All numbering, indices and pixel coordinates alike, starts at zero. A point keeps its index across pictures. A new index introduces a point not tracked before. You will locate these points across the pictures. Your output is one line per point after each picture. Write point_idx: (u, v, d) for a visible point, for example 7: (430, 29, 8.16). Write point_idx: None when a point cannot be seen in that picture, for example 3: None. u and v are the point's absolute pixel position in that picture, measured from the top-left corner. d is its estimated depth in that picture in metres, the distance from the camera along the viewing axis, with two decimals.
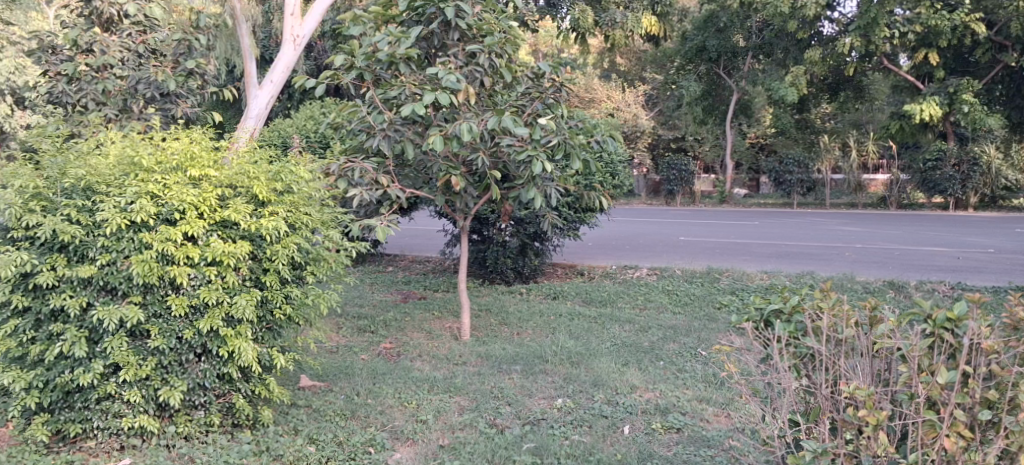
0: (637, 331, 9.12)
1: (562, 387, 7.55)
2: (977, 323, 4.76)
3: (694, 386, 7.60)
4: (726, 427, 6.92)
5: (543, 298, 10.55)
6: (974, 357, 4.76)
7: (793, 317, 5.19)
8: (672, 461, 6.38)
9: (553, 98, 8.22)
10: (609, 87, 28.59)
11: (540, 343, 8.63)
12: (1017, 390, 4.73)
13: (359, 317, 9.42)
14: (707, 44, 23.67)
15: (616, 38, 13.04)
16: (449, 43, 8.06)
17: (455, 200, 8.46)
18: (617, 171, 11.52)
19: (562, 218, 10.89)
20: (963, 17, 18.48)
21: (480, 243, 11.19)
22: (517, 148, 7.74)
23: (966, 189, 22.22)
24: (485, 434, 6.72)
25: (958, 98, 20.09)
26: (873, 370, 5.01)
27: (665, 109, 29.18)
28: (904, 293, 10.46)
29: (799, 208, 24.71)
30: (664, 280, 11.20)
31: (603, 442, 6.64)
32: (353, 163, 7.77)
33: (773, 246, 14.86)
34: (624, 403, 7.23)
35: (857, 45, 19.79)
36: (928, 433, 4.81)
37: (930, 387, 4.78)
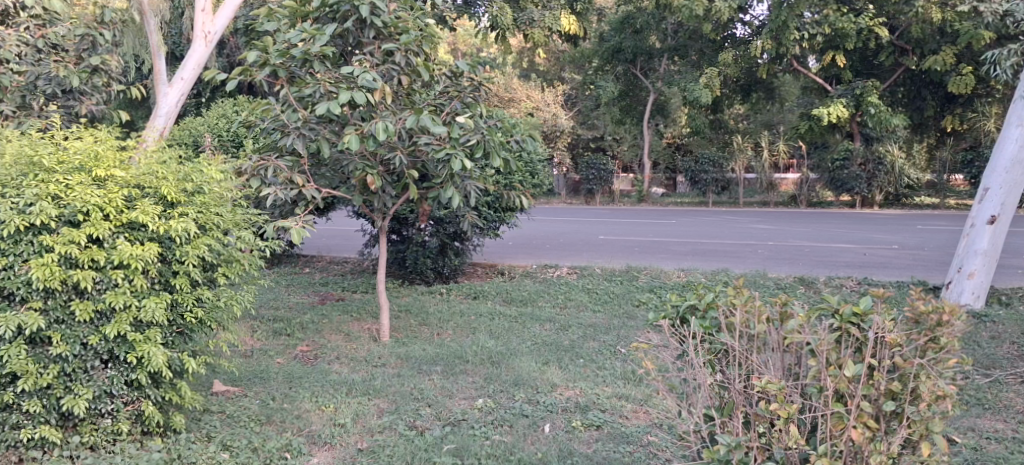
0: (558, 329, 9.16)
1: (482, 387, 7.53)
2: (881, 318, 4.91)
3: (613, 383, 7.66)
4: (645, 423, 6.99)
5: (463, 298, 10.53)
6: (879, 350, 4.90)
7: (708, 313, 5.27)
8: (593, 458, 6.42)
9: (472, 98, 8.22)
10: (528, 87, 28.66)
11: (461, 343, 8.61)
12: (919, 381, 4.88)
13: (274, 319, 9.28)
14: (623, 45, 23.92)
15: (535, 36, 13.03)
16: (365, 41, 7.99)
17: (374, 200, 8.37)
18: (536, 171, 11.54)
19: (482, 217, 10.85)
20: (867, 21, 19.29)
21: (399, 243, 11.11)
22: (435, 147, 7.74)
23: (872, 188, 22.89)
24: (405, 436, 6.68)
25: (864, 100, 20.73)
26: (784, 364, 5.11)
27: (584, 108, 29.37)
28: (814, 289, 10.71)
29: (714, 206, 25.15)
30: (584, 280, 11.26)
31: (524, 442, 6.66)
32: (266, 162, 7.65)
33: (690, 244, 15.08)
34: (545, 401, 7.25)
35: (768, 47, 20.25)
36: (837, 425, 4.93)
37: (838, 380, 4.89)
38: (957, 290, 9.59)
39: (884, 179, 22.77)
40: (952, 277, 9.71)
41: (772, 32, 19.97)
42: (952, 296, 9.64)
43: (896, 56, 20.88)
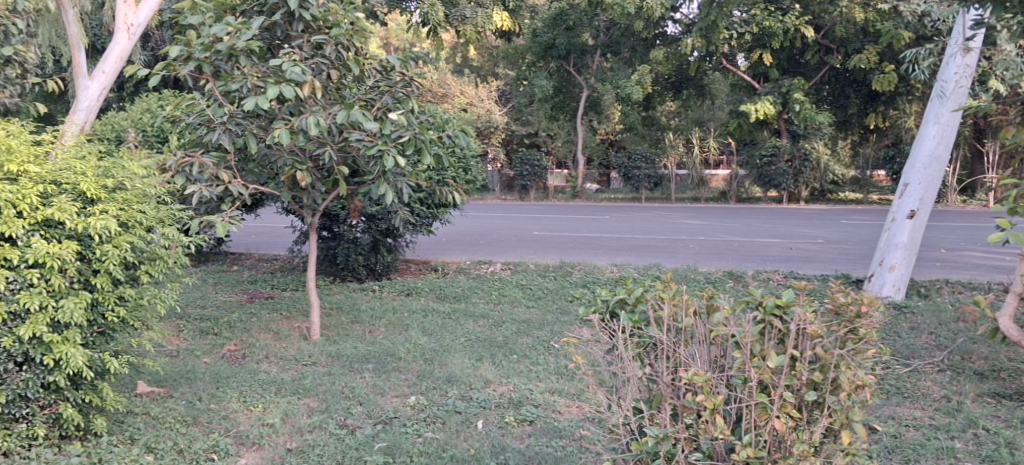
0: (490, 325, 9.16)
1: (415, 384, 7.51)
2: (803, 310, 5.03)
3: (546, 378, 7.69)
4: (577, 418, 7.03)
5: (396, 295, 10.47)
6: (801, 342, 5.01)
7: (637, 306, 5.33)
8: (525, 453, 6.44)
9: (403, 93, 8.14)
10: (461, 82, 28.57)
11: (393, 340, 8.56)
12: (839, 371, 5.00)
13: (201, 318, 9.14)
14: (556, 41, 23.78)
15: (467, 33, 13.06)
16: (293, 34, 7.93)
17: (303, 195, 8.26)
18: (469, 166, 11.51)
19: (414, 214, 10.79)
20: (794, 21, 19.62)
21: (330, 240, 11.03)
22: (367, 143, 7.70)
23: (798, 183, 23.34)
24: (335, 435, 6.63)
25: (789, 97, 21.19)
26: (710, 356, 5.18)
27: (517, 105, 29.38)
28: (742, 283, 10.88)
29: (646, 202, 25.37)
30: (517, 276, 11.27)
31: (456, 438, 6.66)
32: (190, 158, 7.52)
33: (623, 240, 15.20)
34: (478, 397, 7.26)
35: (698, 45, 20.50)
36: (760, 415, 5.02)
37: (761, 371, 4.98)
38: (878, 283, 9.82)
39: (810, 175, 23.19)
40: (875, 270, 9.92)
41: (701, 30, 20.09)
42: (874, 289, 9.87)
43: (821, 54, 21.34)
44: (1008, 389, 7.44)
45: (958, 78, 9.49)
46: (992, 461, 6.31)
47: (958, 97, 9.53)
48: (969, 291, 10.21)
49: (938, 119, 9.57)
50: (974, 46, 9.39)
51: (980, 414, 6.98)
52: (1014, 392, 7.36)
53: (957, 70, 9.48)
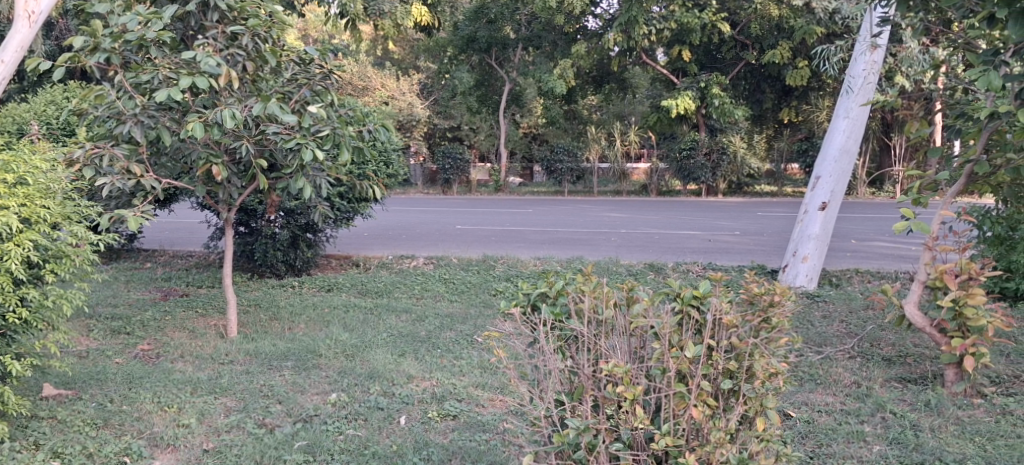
0: (413, 320, 9.09)
1: (336, 381, 7.40)
2: (719, 300, 5.13)
3: (469, 372, 7.65)
4: (501, 411, 7.01)
5: (316, 290, 10.33)
6: (717, 332, 5.10)
7: (558, 299, 5.39)
8: (448, 448, 6.39)
9: (322, 85, 7.96)
10: (383, 75, 28.34)
11: (313, 337, 8.42)
12: (753, 360, 5.09)
13: (112, 318, 8.88)
14: (477, 35, 23.81)
15: (386, 27, 12.92)
16: (207, 24, 7.74)
17: (219, 190, 8.08)
18: (391, 160, 11.39)
19: (334, 209, 10.65)
20: (710, 17, 20.05)
21: (247, 235, 10.79)
22: (284, 136, 7.53)
23: (716, 176, 23.73)
24: (254, 434, 6.51)
25: (708, 92, 21.51)
26: (631, 348, 5.22)
27: (439, 98, 29.24)
28: (662, 274, 10.98)
29: (569, 196, 25.48)
30: (440, 270, 11.22)
31: (379, 435, 6.59)
32: (100, 150, 7.27)
33: (546, 233, 15.24)
34: (401, 393, 7.19)
35: (619, 40, 20.37)
36: (678, 404, 5.07)
37: (680, 361, 5.04)
38: (792, 273, 10.01)
39: (727, 168, 23.63)
40: (788, 261, 10.11)
41: (621, 24, 20.11)
42: (787, 279, 10.05)
43: (736, 51, 21.97)
44: (915, 374, 7.63)
45: (866, 73, 9.65)
46: (898, 443, 6.47)
47: (866, 92, 9.73)
48: (878, 279, 10.47)
49: (847, 114, 9.77)
50: (880, 43, 9.58)
51: (887, 398, 7.15)
52: (919, 376, 7.56)
53: (864, 66, 9.66)
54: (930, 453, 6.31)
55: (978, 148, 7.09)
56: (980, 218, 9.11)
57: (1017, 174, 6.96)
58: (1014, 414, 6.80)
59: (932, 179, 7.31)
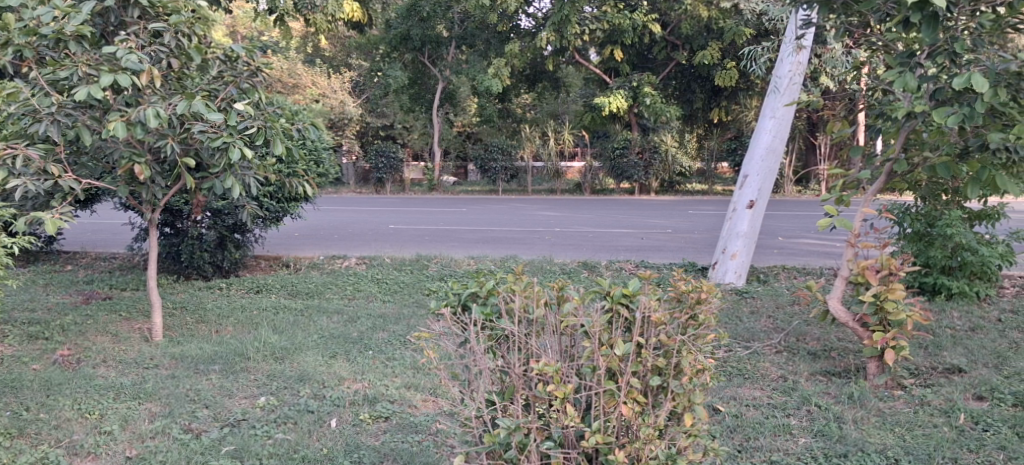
0: (345, 321, 9.00)
1: (265, 385, 7.30)
2: (647, 298, 5.19)
3: (402, 373, 7.59)
4: (434, 412, 6.97)
5: (245, 292, 10.17)
6: (646, 329, 5.17)
7: (489, 299, 5.38)
8: (380, 450, 6.35)
9: (249, 83, 7.87)
10: (314, 73, 27.99)
11: (242, 339, 8.29)
12: (681, 357, 5.18)
13: (30, 323, 8.64)
14: (410, 33, 23.55)
15: (318, 22, 12.77)
16: (128, 20, 7.60)
17: (141, 190, 7.87)
18: (322, 159, 11.25)
19: (263, 209, 10.49)
20: (642, 18, 20.19)
21: (173, 236, 10.56)
22: (211, 134, 7.40)
23: (649, 175, 23.97)
24: (179, 440, 6.39)
25: (640, 91, 21.71)
26: (561, 347, 5.23)
27: (372, 96, 28.99)
28: (596, 273, 11.03)
29: (503, 194, 25.47)
30: (372, 270, 11.11)
31: (308, 438, 6.51)
32: (14, 150, 7.05)
33: (479, 232, 15.19)
34: (331, 395, 7.10)
35: (552, 39, 20.39)
36: (608, 402, 5.11)
37: (609, 359, 5.09)
38: (721, 270, 10.14)
39: (658, 167, 23.89)
40: (718, 258, 10.23)
41: (554, 24, 20.19)
42: (717, 276, 10.18)
43: (667, 51, 22.19)
44: (839, 367, 7.77)
45: (791, 74, 9.84)
46: (823, 436, 6.58)
47: (792, 92, 9.88)
48: (804, 276, 10.64)
49: (773, 114, 9.91)
50: (805, 44, 9.72)
51: (812, 391, 7.26)
52: (843, 370, 7.69)
53: (790, 67, 9.81)
54: (853, 444, 6.43)
55: (897, 148, 7.25)
56: (900, 215, 9.27)
57: (934, 172, 7.11)
58: (932, 405, 6.96)
59: (854, 178, 7.47)
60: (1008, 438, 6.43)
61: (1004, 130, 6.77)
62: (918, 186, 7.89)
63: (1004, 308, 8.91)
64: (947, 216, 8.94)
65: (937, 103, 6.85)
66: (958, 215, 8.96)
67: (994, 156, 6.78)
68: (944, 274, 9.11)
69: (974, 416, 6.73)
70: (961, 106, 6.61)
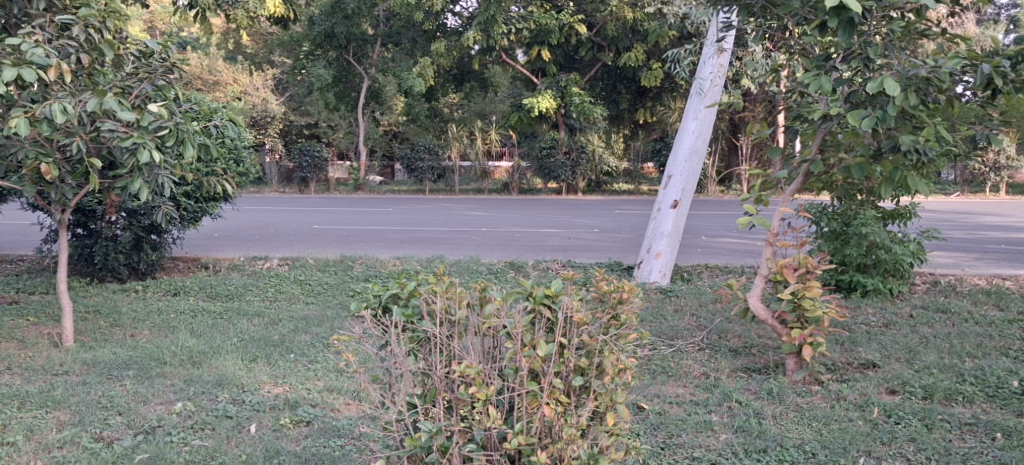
0: (266, 324, 8.83)
1: (182, 390, 7.11)
2: (570, 299, 5.18)
3: (324, 377, 7.46)
4: (356, 415, 6.87)
5: (162, 295, 9.93)
6: (568, 330, 5.16)
7: (411, 301, 5.29)
8: (301, 455, 6.25)
9: (164, 80, 7.65)
10: (236, 70, 27.45)
11: (158, 344, 8.08)
12: (603, 356, 5.17)
13: None
14: (334, 30, 23.26)
15: (238, 18, 12.51)
16: (33, 13, 7.40)
17: (50, 190, 7.67)
18: (241, 158, 11.01)
19: (180, 210, 10.26)
20: (568, 18, 20.30)
21: (85, 237, 10.26)
22: (121, 134, 7.15)
23: (575, 175, 24.10)
24: (89, 449, 6.22)
25: (567, 92, 21.83)
26: (484, 348, 5.19)
27: (296, 94, 28.54)
28: (523, 273, 11.02)
29: (429, 194, 25.33)
30: (295, 270, 10.96)
31: (227, 444, 6.38)
32: None
33: (405, 232, 15.08)
34: (251, 400, 6.96)
35: (478, 39, 20.36)
36: (531, 403, 5.08)
37: (532, 360, 5.06)
38: (646, 269, 10.20)
39: (585, 167, 24.03)
40: (643, 257, 10.29)
41: (481, 23, 20.14)
42: (642, 275, 10.24)
43: (593, 52, 22.31)
44: (759, 364, 7.87)
45: (713, 76, 9.94)
46: (743, 431, 6.65)
47: (714, 94, 10.00)
48: (725, 274, 10.77)
49: (696, 115, 10.03)
50: (726, 46, 9.85)
51: (733, 388, 7.34)
52: (763, 366, 7.79)
53: (712, 69, 9.93)
54: (773, 439, 6.51)
55: (814, 148, 7.38)
56: (818, 215, 9.42)
57: (849, 173, 7.24)
58: (848, 399, 7.08)
59: (772, 179, 7.59)
60: (918, 430, 6.57)
61: (914, 132, 6.92)
62: (835, 187, 8.03)
63: (916, 305, 9.13)
64: (863, 215, 9.13)
65: (852, 105, 6.98)
66: (873, 215, 9.15)
67: (906, 157, 6.91)
68: (859, 272, 9.28)
69: (887, 409, 6.86)
70: (875, 109, 6.75)
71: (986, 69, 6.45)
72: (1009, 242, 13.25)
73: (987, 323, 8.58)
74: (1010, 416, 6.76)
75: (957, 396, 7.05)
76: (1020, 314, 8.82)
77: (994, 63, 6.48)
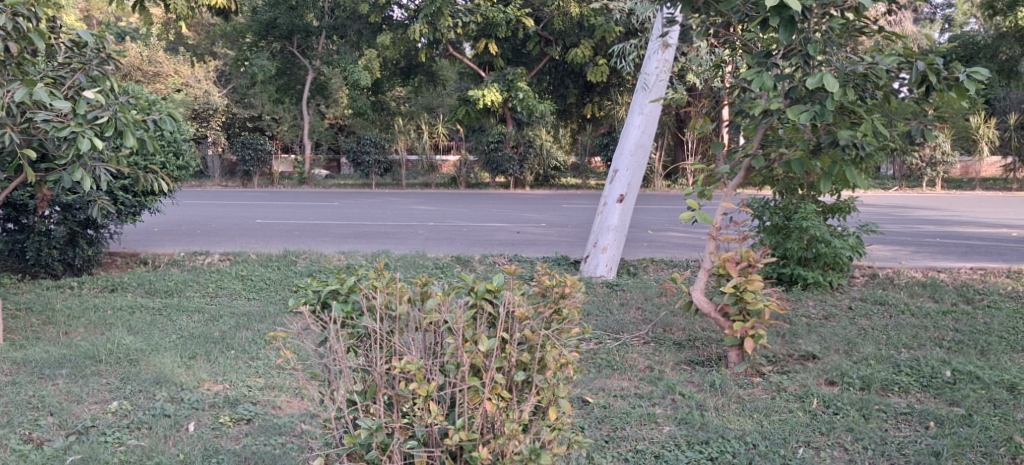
0: (206, 320, 8.69)
1: (118, 388, 6.97)
2: (511, 293, 5.13)
3: (266, 373, 7.35)
4: (298, 413, 6.78)
5: (99, 291, 9.73)
6: (510, 325, 5.11)
7: (350, 296, 5.20)
8: (240, 454, 6.14)
9: (100, 71, 7.49)
10: (177, 61, 27.01)
11: (93, 341, 7.90)
12: (545, 351, 5.14)
13: None
14: (278, 21, 23.24)
15: (179, 8, 12.32)
16: None
17: None
18: (181, 151, 10.79)
19: (117, 204, 10.05)
20: (515, 12, 20.32)
21: (17, 233, 10.00)
22: (57, 123, 7.00)
23: (523, 169, 24.12)
24: (17, 451, 6.07)
25: (514, 86, 21.83)
26: (425, 344, 5.12)
27: (239, 87, 28.19)
28: (469, 267, 10.98)
29: (375, 188, 25.14)
30: (236, 266, 10.80)
31: (164, 444, 6.25)
32: None
33: (351, 227, 14.96)
34: (190, 398, 6.83)
35: (425, 31, 20.30)
36: (472, 399, 5.06)
37: (473, 355, 5.02)
38: (592, 264, 10.21)
39: (533, 161, 24.06)
40: (589, 251, 10.30)
41: (428, 16, 20.07)
42: (588, 270, 10.25)
43: (541, 46, 22.10)
44: (702, 356, 7.92)
45: (658, 71, 9.98)
46: (686, 423, 6.68)
47: (659, 89, 10.03)
48: (670, 268, 10.83)
49: (641, 110, 10.05)
50: (671, 41, 9.89)
51: (677, 380, 7.37)
52: (706, 359, 7.84)
53: (657, 64, 9.96)
54: (714, 431, 6.54)
55: (755, 144, 7.43)
56: (760, 208, 9.50)
57: (790, 167, 7.29)
58: (788, 390, 7.15)
59: (714, 173, 7.62)
60: (855, 420, 6.65)
61: (852, 128, 7.01)
62: (776, 181, 8.10)
63: (855, 297, 9.24)
64: (804, 210, 9.21)
65: (792, 101, 7.03)
66: (814, 209, 9.24)
67: (844, 151, 6.99)
68: (800, 265, 9.38)
69: (825, 400, 6.94)
70: (814, 104, 6.83)
71: (921, 66, 6.55)
72: (944, 236, 13.50)
73: (923, 314, 8.72)
74: (944, 406, 6.87)
75: (893, 386, 7.16)
76: (954, 306, 9.00)
77: (928, 60, 6.58)
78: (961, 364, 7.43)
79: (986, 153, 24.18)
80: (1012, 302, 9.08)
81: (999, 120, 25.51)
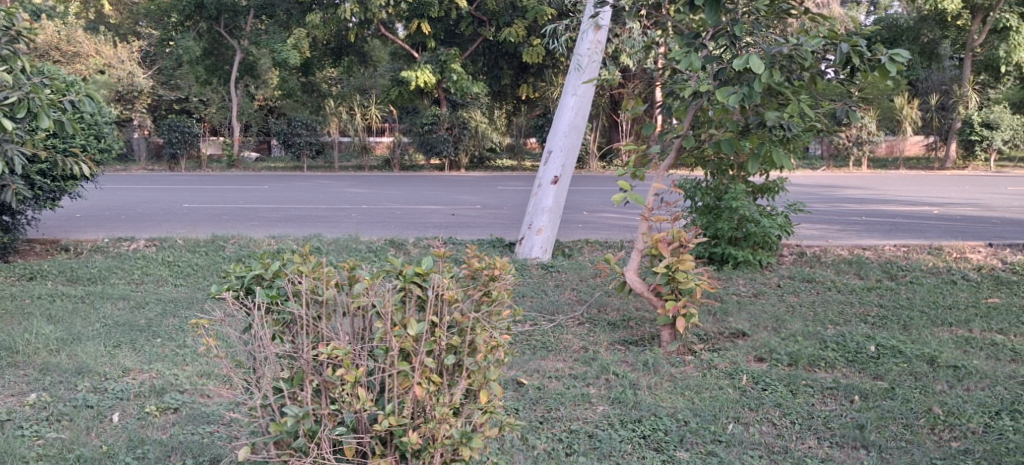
0: (131, 307, 8.47)
1: (37, 380, 6.76)
2: (440, 276, 5.05)
3: (193, 361, 7.18)
4: (227, 400, 6.63)
5: (17, 280, 9.43)
6: (439, 308, 5.03)
7: (274, 282, 5.12)
8: (166, 444, 6.00)
9: (9, 50, 7.12)
10: (98, 41, 26.16)
11: (10, 332, 7.63)
12: (475, 334, 5.08)
13: None
14: (204, 1, 22.42)
15: None
16: None
17: None
18: (103, 133, 10.47)
19: (34, 189, 9.73)
20: None
21: None
22: None
23: (458, 150, 23.98)
24: None
25: (446, 67, 21.63)
26: (354, 329, 5.03)
27: (165, 67, 27.44)
28: (403, 250, 10.87)
29: (308, 171, 24.78)
30: (163, 251, 10.54)
31: (86, 436, 6.09)
32: None
33: (282, 211, 14.72)
34: (114, 388, 6.65)
35: (356, 11, 20.01)
36: (402, 384, 4.99)
37: (402, 339, 4.95)
38: (527, 245, 10.17)
39: (467, 142, 23.94)
40: (524, 233, 10.25)
41: None
42: (523, 252, 10.20)
43: (474, 26, 22.00)
44: (636, 336, 7.94)
45: (590, 53, 9.95)
46: (619, 403, 6.68)
47: (591, 70, 10.00)
48: (604, 248, 10.85)
49: (574, 91, 10.03)
50: (603, 22, 9.86)
51: (611, 360, 7.38)
52: (639, 339, 7.87)
53: (589, 45, 9.92)
54: (646, 409, 6.56)
55: (686, 125, 7.44)
56: (691, 189, 9.54)
57: (719, 148, 7.31)
58: (718, 368, 7.20)
59: (644, 153, 7.62)
60: (783, 396, 6.72)
61: (778, 109, 7.06)
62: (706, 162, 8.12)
63: (784, 275, 9.34)
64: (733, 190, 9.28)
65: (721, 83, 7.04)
66: (743, 189, 9.31)
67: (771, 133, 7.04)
68: (731, 245, 9.44)
69: (754, 377, 7.01)
70: (742, 85, 6.84)
71: (845, 46, 6.59)
72: (868, 214, 13.71)
73: (848, 291, 8.86)
74: (868, 379, 6.97)
75: (819, 362, 7.24)
76: (878, 282, 9.15)
77: (852, 42, 6.61)
78: (885, 339, 7.55)
79: (910, 133, 24.63)
80: (933, 277, 9.26)
81: (922, 100, 25.97)
